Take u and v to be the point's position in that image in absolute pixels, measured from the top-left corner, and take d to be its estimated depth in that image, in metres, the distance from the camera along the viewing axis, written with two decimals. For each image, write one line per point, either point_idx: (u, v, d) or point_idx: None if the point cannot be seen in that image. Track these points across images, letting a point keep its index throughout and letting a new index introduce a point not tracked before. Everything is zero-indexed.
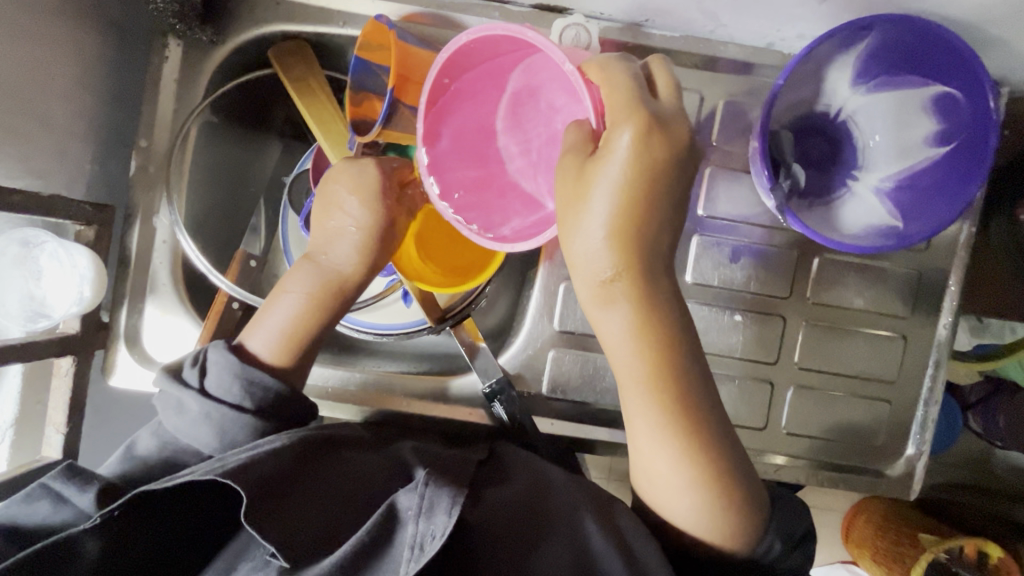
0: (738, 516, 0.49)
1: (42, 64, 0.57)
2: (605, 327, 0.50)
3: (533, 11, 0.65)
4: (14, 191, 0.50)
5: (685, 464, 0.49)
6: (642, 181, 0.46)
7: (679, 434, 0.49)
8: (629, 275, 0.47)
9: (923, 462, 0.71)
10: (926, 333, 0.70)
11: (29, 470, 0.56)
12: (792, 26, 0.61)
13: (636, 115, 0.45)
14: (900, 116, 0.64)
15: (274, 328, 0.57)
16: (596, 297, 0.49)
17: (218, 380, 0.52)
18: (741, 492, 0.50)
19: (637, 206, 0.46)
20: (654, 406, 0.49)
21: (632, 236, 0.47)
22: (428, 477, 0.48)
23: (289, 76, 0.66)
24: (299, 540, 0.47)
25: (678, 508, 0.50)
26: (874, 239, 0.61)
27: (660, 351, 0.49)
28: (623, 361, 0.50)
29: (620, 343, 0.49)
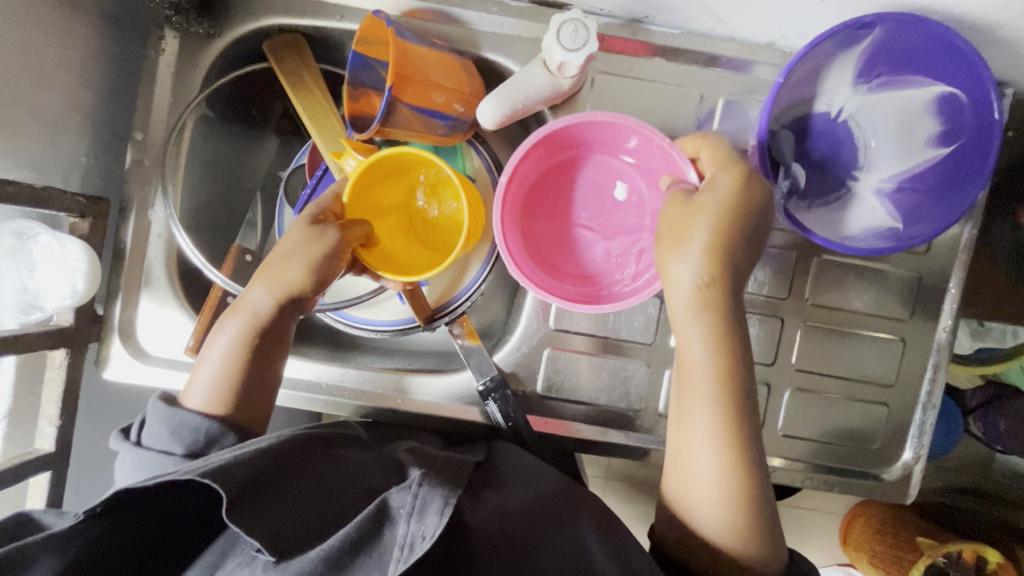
0: (761, 520, 0.50)
1: (35, 56, 0.57)
2: (689, 341, 0.50)
3: (532, 6, 0.65)
4: (6, 181, 0.50)
5: (726, 467, 0.49)
6: (737, 210, 0.49)
7: (731, 444, 0.49)
8: (719, 284, 0.48)
9: (921, 466, 0.70)
10: (925, 336, 0.69)
11: (20, 462, 0.56)
12: (793, 24, 0.61)
13: (736, 168, 0.52)
14: (906, 114, 0.63)
15: (207, 379, 0.55)
16: (688, 305, 0.49)
17: (151, 433, 0.53)
18: (761, 502, 0.50)
19: (733, 226, 0.49)
20: (724, 410, 0.49)
21: (729, 246, 0.49)
22: (422, 477, 0.47)
23: (282, 70, 0.65)
24: (282, 535, 0.46)
25: (709, 510, 0.50)
26: (874, 241, 0.61)
27: (731, 362, 0.49)
28: (700, 370, 0.50)
29: (698, 355, 0.50)
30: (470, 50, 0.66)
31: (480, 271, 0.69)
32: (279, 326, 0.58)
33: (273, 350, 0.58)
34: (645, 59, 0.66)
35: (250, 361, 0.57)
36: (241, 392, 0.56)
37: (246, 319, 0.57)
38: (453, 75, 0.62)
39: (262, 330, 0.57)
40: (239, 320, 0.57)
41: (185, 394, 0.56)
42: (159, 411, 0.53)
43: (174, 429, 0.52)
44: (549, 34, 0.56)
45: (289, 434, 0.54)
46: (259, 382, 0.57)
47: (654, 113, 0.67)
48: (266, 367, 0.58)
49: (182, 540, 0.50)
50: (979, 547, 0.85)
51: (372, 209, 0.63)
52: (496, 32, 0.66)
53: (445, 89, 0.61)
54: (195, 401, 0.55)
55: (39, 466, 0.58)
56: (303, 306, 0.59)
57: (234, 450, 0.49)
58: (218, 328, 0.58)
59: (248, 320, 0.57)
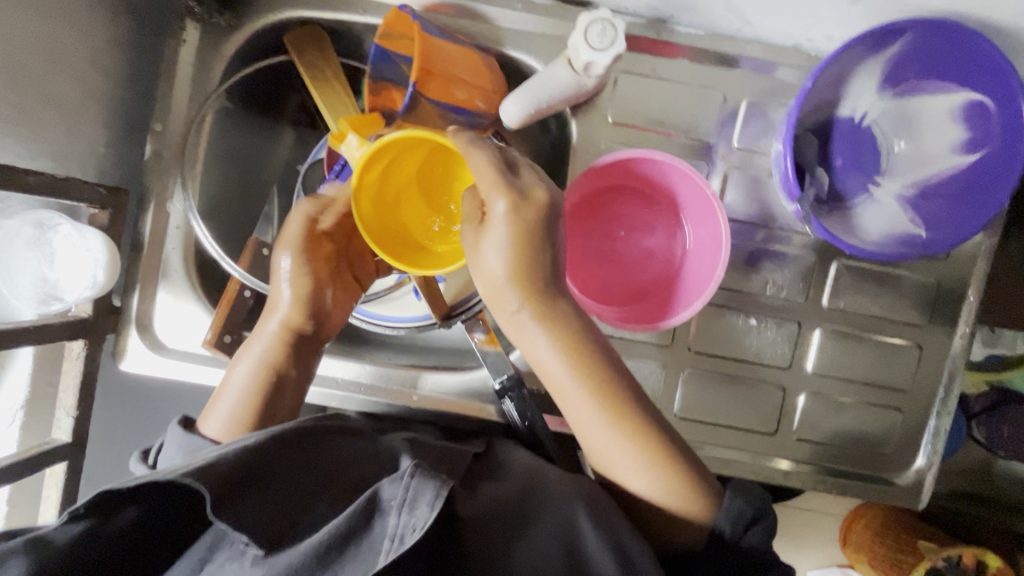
0: (670, 466, 0.55)
1: (56, 45, 0.56)
2: (538, 353, 0.56)
3: (556, 4, 0.65)
4: (29, 171, 0.50)
5: (625, 446, 0.55)
6: (530, 228, 0.53)
7: (620, 421, 0.55)
8: (535, 304, 0.55)
9: (933, 473, 0.70)
10: (940, 343, 0.69)
11: (38, 453, 0.57)
12: (820, 25, 0.61)
13: (505, 189, 0.53)
14: (930, 121, 0.62)
15: (225, 409, 0.59)
16: (517, 327, 0.56)
17: (167, 457, 0.56)
18: (670, 458, 0.55)
19: (526, 245, 0.53)
20: (594, 396, 0.55)
21: (526, 263, 0.54)
22: (414, 468, 0.47)
23: (303, 64, 0.65)
24: (273, 527, 0.47)
25: (624, 473, 0.56)
26: (894, 247, 0.60)
27: (586, 357, 0.55)
28: (556, 377, 0.56)
29: (548, 363, 0.56)
30: (494, 47, 0.66)
31: None
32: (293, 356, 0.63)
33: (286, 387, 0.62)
34: (669, 59, 0.66)
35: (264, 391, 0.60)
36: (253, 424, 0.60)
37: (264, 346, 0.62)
38: (476, 70, 0.62)
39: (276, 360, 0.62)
40: (253, 354, 0.62)
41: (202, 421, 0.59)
42: (177, 437, 0.57)
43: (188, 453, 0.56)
44: (577, 32, 0.55)
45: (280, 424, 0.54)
46: (278, 406, 0.61)
47: (677, 113, 0.67)
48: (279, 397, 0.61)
49: (175, 530, 0.50)
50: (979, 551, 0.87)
51: (388, 199, 0.57)
52: (519, 29, 0.66)
53: (467, 86, 0.62)
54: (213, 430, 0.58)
55: (56, 457, 0.59)
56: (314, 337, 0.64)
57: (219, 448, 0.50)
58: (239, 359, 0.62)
59: (264, 352, 0.62)
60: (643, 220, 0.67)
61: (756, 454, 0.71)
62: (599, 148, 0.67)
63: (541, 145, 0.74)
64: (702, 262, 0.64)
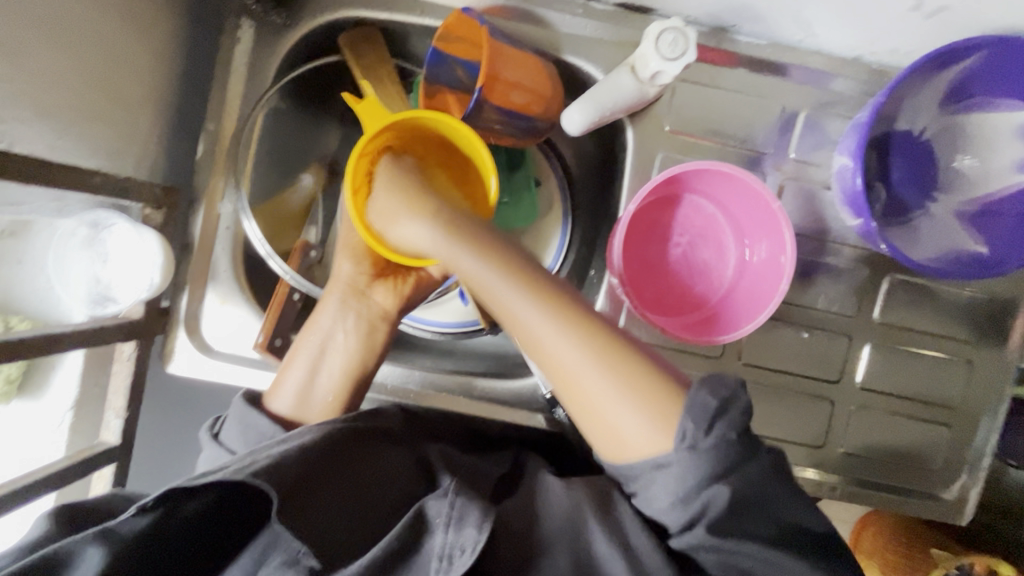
0: (647, 380, 0.48)
1: (117, 41, 0.55)
2: (465, 271, 0.53)
3: (617, 10, 0.64)
4: (93, 172, 0.49)
5: (591, 359, 0.48)
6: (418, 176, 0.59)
7: (582, 328, 0.49)
8: (442, 221, 0.55)
9: (977, 488, 0.71)
10: (989, 359, 0.69)
11: (90, 456, 0.56)
12: (886, 39, 0.60)
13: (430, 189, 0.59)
14: (994, 138, 0.62)
15: (292, 389, 0.61)
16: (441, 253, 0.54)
17: (231, 436, 0.57)
18: (642, 366, 0.48)
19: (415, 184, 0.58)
20: (522, 290, 0.51)
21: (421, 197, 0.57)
22: (458, 487, 0.48)
23: (358, 65, 0.64)
24: (328, 541, 0.47)
25: (611, 413, 0.48)
26: (956, 266, 0.60)
27: (526, 271, 0.51)
28: (494, 287, 0.52)
29: (477, 275, 0.52)
30: (553, 53, 0.65)
31: None
32: (358, 334, 0.63)
33: (348, 363, 0.63)
34: (729, 69, 0.65)
35: (327, 371, 0.62)
36: (318, 403, 0.61)
37: (326, 326, 0.63)
38: (535, 74, 0.61)
39: (332, 344, 0.63)
40: (316, 338, 0.63)
41: (270, 394, 0.61)
42: (239, 411, 0.58)
43: (249, 432, 0.57)
44: (647, 40, 0.55)
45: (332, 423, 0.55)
46: (343, 383, 0.62)
47: (736, 123, 0.66)
48: (341, 374, 0.62)
49: (231, 529, 0.50)
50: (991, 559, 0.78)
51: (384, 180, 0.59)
52: (579, 34, 0.65)
53: (527, 91, 0.61)
54: (283, 409, 0.60)
55: (105, 460, 0.57)
56: (371, 316, 0.64)
57: (279, 446, 0.50)
58: (302, 345, 0.63)
59: (323, 337, 0.63)
60: (704, 229, 0.66)
61: (804, 468, 0.70)
62: (655, 156, 0.67)
63: (592, 152, 0.73)
64: (760, 282, 0.63)
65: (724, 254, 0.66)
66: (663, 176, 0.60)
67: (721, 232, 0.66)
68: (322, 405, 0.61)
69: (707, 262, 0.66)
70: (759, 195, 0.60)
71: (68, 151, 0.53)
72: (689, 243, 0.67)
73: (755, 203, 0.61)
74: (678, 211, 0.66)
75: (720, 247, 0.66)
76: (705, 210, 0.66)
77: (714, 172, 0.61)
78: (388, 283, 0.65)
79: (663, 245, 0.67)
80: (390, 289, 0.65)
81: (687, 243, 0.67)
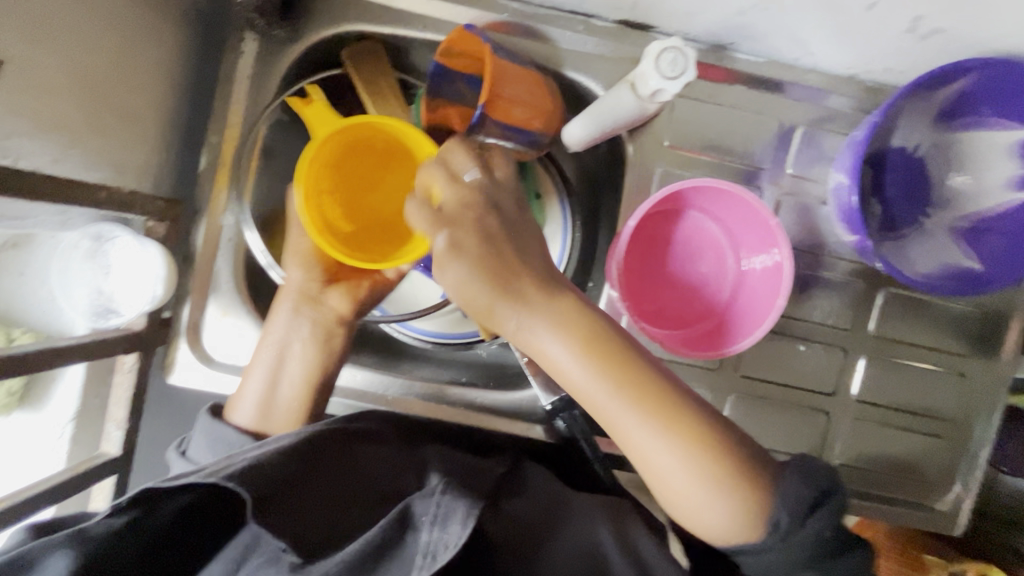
0: (744, 480, 0.47)
1: (122, 54, 0.55)
2: (550, 358, 0.52)
3: (618, 27, 0.65)
4: (98, 187, 0.49)
5: (681, 453, 0.48)
6: (470, 195, 0.54)
7: (674, 422, 0.49)
8: (529, 297, 0.52)
9: (970, 499, 0.72)
10: (982, 371, 0.70)
11: (91, 467, 0.56)
12: (882, 59, 0.61)
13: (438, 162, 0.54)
14: (987, 156, 0.63)
15: (252, 398, 0.60)
16: (520, 331, 0.52)
17: (197, 449, 0.56)
18: (742, 463, 0.48)
19: (488, 235, 0.53)
20: (617, 388, 0.50)
21: (501, 263, 0.53)
22: (446, 486, 0.47)
23: (360, 77, 0.64)
24: (310, 537, 0.46)
25: (705, 510, 0.48)
26: (949, 283, 0.61)
27: (617, 362, 0.50)
28: (582, 384, 0.51)
29: (566, 366, 0.51)
30: (554, 68, 0.66)
31: None
32: (311, 340, 0.63)
33: (309, 368, 0.63)
34: (728, 85, 0.66)
35: (282, 378, 0.62)
36: (281, 411, 0.61)
37: (282, 337, 0.63)
38: (537, 91, 0.62)
39: (284, 351, 0.62)
40: (272, 347, 0.62)
41: (232, 407, 0.60)
42: (206, 425, 0.57)
43: (216, 445, 0.56)
44: (646, 60, 0.55)
45: (313, 425, 0.53)
46: (301, 390, 0.62)
47: (735, 138, 0.67)
48: (299, 381, 0.62)
49: (212, 530, 0.50)
50: (983, 566, 0.78)
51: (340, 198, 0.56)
52: (580, 50, 0.66)
53: (528, 107, 0.61)
54: (243, 419, 0.60)
55: (106, 472, 0.57)
56: (323, 322, 0.64)
57: (257, 449, 0.49)
58: (259, 357, 0.62)
59: (276, 344, 0.63)
60: (699, 244, 0.68)
61: None
62: (655, 171, 0.67)
63: (592, 165, 0.74)
64: (758, 296, 0.64)
65: (718, 267, 0.67)
66: (662, 194, 0.61)
67: (716, 246, 0.67)
68: (286, 412, 0.61)
69: (702, 276, 0.67)
70: (756, 210, 0.61)
71: (71, 164, 0.54)
72: (686, 257, 0.68)
73: (750, 216, 0.62)
74: (674, 225, 0.67)
75: (713, 261, 0.67)
76: (702, 224, 0.67)
77: (712, 187, 0.62)
78: (341, 286, 0.65)
79: (662, 260, 0.67)
80: (344, 293, 0.65)
81: (680, 256, 0.68)
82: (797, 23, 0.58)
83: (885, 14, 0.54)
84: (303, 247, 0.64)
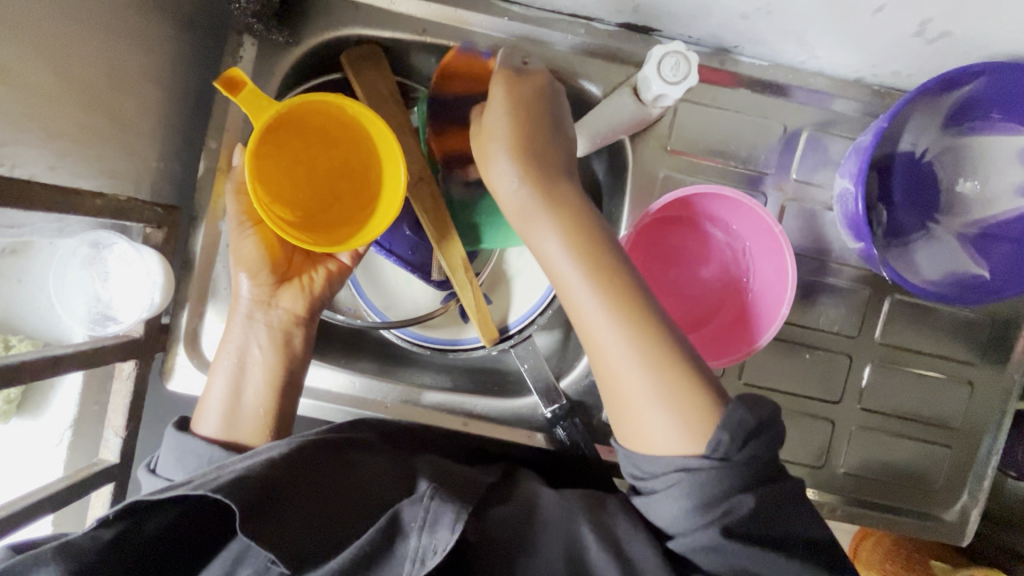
0: (692, 399, 0.47)
1: (119, 60, 0.55)
2: (539, 243, 0.54)
3: (620, 30, 0.64)
4: (94, 195, 0.49)
5: (640, 359, 0.48)
6: (525, 111, 0.57)
7: (634, 327, 0.49)
8: (534, 176, 0.55)
9: (978, 509, 0.70)
10: (991, 379, 0.69)
11: (89, 474, 0.56)
12: (890, 62, 0.60)
13: (506, 82, 0.58)
14: (996, 161, 0.62)
15: (216, 407, 0.59)
16: (518, 211, 0.55)
17: (170, 463, 0.55)
18: (695, 385, 0.47)
19: (522, 123, 0.56)
20: (592, 276, 0.51)
21: (525, 142, 0.56)
22: (433, 490, 0.47)
23: (357, 80, 0.63)
24: (298, 547, 0.45)
25: (652, 421, 0.47)
26: (958, 291, 0.60)
27: (589, 252, 0.52)
28: (559, 266, 0.53)
29: (551, 252, 0.53)
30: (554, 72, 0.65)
31: (533, 307, 0.68)
32: (268, 342, 0.61)
33: (271, 371, 0.61)
34: (731, 89, 0.65)
35: (244, 384, 0.60)
36: (246, 421, 0.59)
37: (241, 345, 0.61)
38: None
39: (244, 357, 0.61)
40: (232, 355, 0.61)
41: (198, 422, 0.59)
42: (173, 440, 0.56)
43: (184, 457, 0.55)
44: (649, 64, 0.55)
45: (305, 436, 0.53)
46: (265, 396, 0.60)
47: (738, 143, 0.66)
48: (262, 387, 0.60)
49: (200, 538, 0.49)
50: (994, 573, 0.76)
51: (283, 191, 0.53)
52: (581, 53, 0.65)
53: None
54: (207, 429, 0.58)
55: (104, 479, 0.57)
56: (278, 324, 0.62)
57: (246, 460, 0.49)
58: (219, 365, 0.61)
59: (234, 349, 0.61)
60: (703, 251, 0.67)
61: (804, 488, 0.70)
62: (657, 176, 0.67)
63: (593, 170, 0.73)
64: (761, 306, 0.64)
65: (720, 275, 0.67)
66: (663, 201, 0.60)
67: (721, 253, 0.67)
68: (251, 420, 0.59)
69: (704, 283, 0.67)
70: (762, 218, 0.60)
71: (68, 171, 0.53)
72: (689, 264, 0.67)
73: (755, 225, 0.61)
74: (678, 232, 0.66)
75: (716, 269, 0.67)
76: (708, 231, 0.66)
77: (718, 196, 0.61)
78: (293, 287, 0.63)
79: (664, 265, 0.67)
80: (295, 294, 0.62)
81: (682, 263, 0.67)
82: (802, 26, 0.57)
83: (892, 17, 0.53)
84: (248, 251, 0.61)
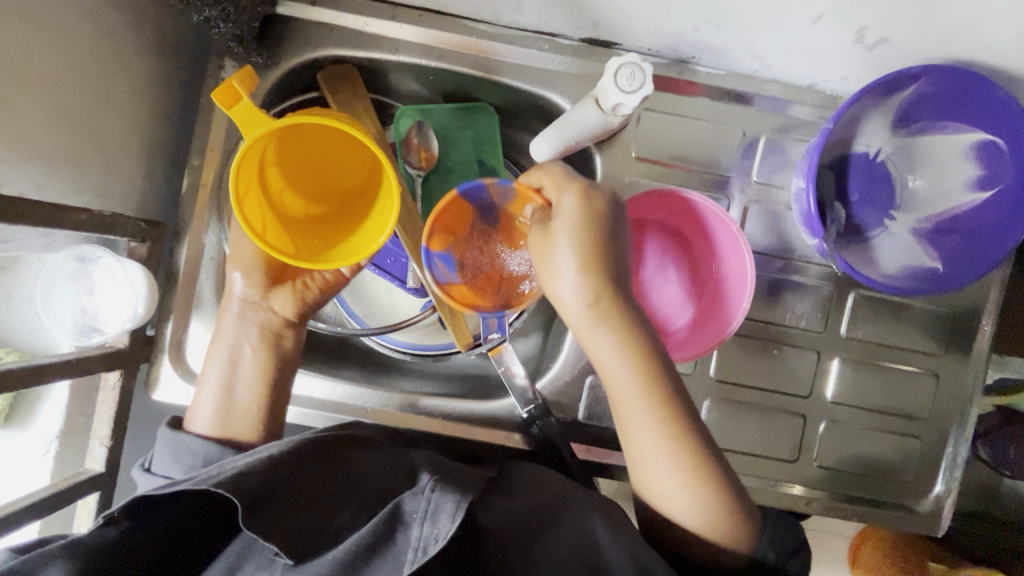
0: (728, 513, 0.51)
1: (106, 83, 0.58)
2: (599, 355, 0.51)
3: (583, 45, 0.67)
4: (79, 210, 0.51)
5: (684, 478, 0.51)
6: (594, 218, 0.50)
7: (686, 449, 0.51)
8: (607, 297, 0.50)
9: (951, 499, 0.72)
10: (958, 372, 0.71)
11: (75, 483, 0.57)
12: (837, 68, 0.63)
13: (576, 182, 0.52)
14: (943, 159, 0.65)
15: (210, 406, 0.61)
16: (584, 324, 0.51)
17: (163, 463, 0.56)
18: (734, 498, 0.51)
19: (597, 242, 0.50)
20: (652, 403, 0.51)
21: (599, 262, 0.50)
22: (435, 482, 0.47)
23: (334, 101, 0.67)
24: (299, 540, 0.47)
25: (691, 525, 0.52)
26: (914, 282, 0.62)
27: (648, 373, 0.51)
28: (619, 380, 0.51)
29: (612, 366, 0.51)
30: (521, 87, 0.68)
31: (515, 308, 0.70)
32: (270, 345, 0.64)
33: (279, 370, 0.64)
34: (691, 97, 0.68)
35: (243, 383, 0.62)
36: (252, 412, 0.61)
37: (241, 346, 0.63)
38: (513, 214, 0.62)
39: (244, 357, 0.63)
40: (225, 357, 0.63)
41: (191, 419, 0.61)
42: (166, 440, 0.57)
43: (179, 455, 0.56)
44: (606, 75, 0.58)
45: (302, 436, 0.53)
46: (265, 392, 0.63)
47: (699, 148, 0.69)
48: (261, 385, 0.63)
49: (202, 537, 0.50)
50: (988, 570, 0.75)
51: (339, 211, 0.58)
52: (546, 67, 0.68)
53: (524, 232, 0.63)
54: (203, 426, 0.60)
55: (90, 488, 0.59)
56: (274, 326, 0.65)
57: (245, 457, 0.50)
58: (212, 367, 0.63)
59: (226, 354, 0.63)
60: (676, 253, 0.70)
61: (772, 480, 0.71)
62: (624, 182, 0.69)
63: None
64: (722, 303, 0.67)
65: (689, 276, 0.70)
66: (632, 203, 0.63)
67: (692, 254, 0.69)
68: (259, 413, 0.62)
69: (678, 282, 0.70)
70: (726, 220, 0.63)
71: (54, 189, 0.56)
72: (665, 261, 0.70)
73: (718, 226, 0.65)
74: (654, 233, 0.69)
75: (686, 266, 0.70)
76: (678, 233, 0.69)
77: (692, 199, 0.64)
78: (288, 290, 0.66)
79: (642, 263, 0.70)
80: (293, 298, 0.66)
81: (657, 261, 0.70)
82: (752, 37, 0.60)
83: (832, 26, 0.56)
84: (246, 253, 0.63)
